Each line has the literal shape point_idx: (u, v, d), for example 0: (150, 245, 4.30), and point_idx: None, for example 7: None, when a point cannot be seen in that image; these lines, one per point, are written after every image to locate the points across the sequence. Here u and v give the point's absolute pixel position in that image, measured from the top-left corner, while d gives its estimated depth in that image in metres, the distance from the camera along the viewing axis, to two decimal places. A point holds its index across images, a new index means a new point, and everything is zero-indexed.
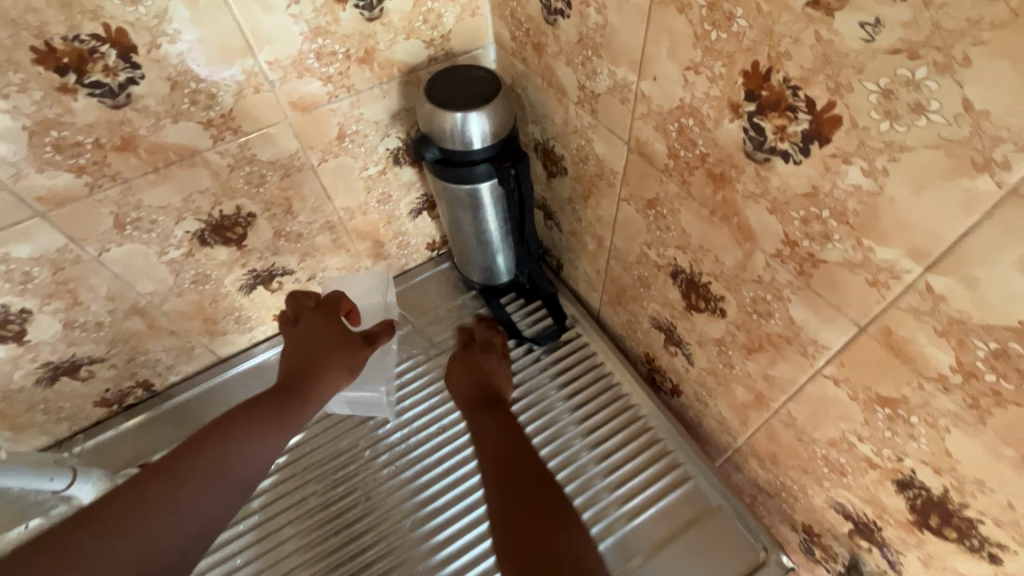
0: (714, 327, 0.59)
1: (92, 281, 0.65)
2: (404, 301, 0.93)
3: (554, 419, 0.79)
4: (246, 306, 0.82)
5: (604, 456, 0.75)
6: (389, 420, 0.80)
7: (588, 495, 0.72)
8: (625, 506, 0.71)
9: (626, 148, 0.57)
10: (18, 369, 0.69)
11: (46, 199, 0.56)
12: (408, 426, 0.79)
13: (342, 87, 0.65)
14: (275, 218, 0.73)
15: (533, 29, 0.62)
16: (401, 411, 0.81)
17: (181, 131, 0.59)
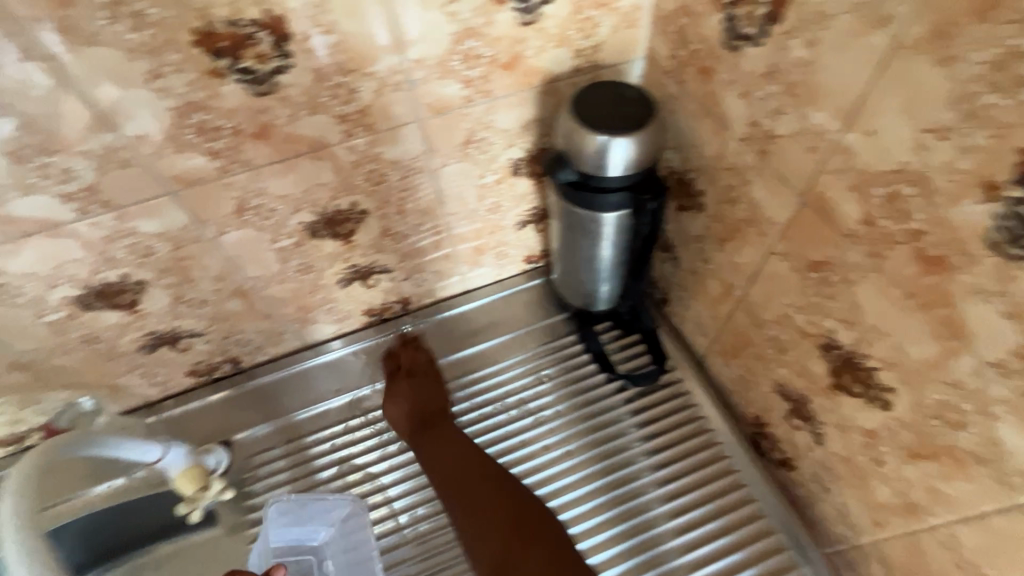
0: (868, 416, 0.51)
1: (205, 260, 0.65)
2: (493, 312, 0.88)
3: (631, 475, 0.73)
4: (340, 298, 0.80)
5: (685, 528, 0.69)
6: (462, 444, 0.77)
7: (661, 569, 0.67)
8: None
9: (799, 200, 0.50)
10: (125, 335, 0.69)
11: (180, 179, 0.55)
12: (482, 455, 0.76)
13: (481, 91, 0.61)
14: (386, 217, 0.71)
15: (703, 51, 0.55)
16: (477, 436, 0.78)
17: (316, 124, 0.56)
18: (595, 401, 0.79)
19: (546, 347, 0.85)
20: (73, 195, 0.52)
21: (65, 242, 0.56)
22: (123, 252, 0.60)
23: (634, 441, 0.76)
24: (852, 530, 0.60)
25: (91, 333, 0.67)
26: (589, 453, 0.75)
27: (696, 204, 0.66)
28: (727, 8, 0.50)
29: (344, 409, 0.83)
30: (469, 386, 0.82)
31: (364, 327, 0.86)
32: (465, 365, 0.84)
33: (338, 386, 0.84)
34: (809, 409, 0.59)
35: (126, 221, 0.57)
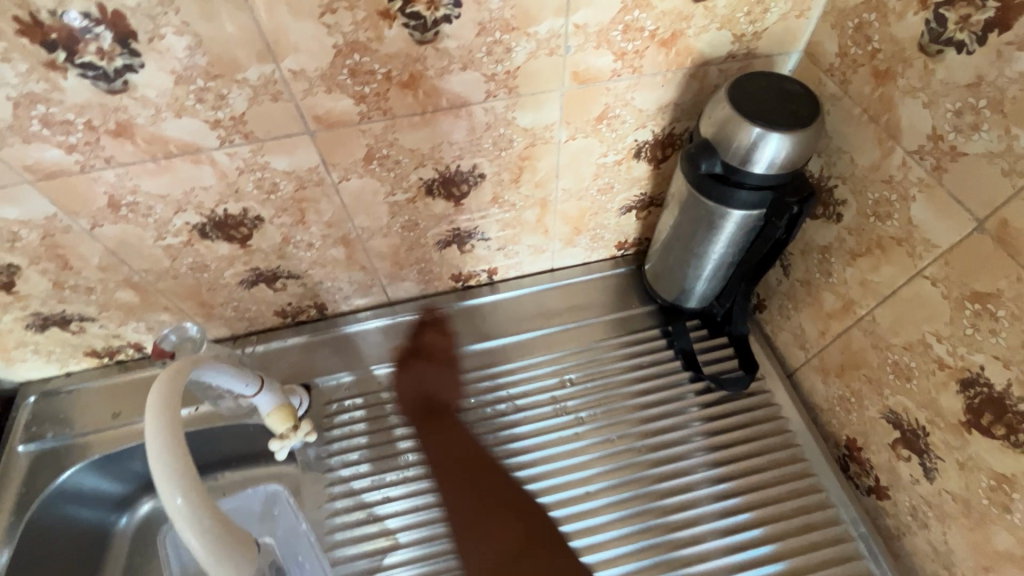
0: (1006, 460, 0.49)
1: (322, 205, 0.65)
2: (578, 294, 0.86)
3: (690, 485, 0.71)
4: (434, 260, 0.79)
5: (739, 547, 0.67)
6: (527, 423, 0.76)
7: None
8: None
9: (974, 225, 0.47)
10: (231, 268, 0.70)
11: (322, 119, 0.55)
12: (538, 439, 0.75)
13: (630, 66, 0.58)
14: (500, 184, 0.69)
15: (885, 52, 0.52)
16: (540, 417, 0.77)
17: (464, 80, 0.55)
18: (640, 410, 0.76)
19: (595, 345, 0.82)
20: (221, 122, 0.52)
21: (201, 169, 0.56)
22: (250, 186, 0.60)
23: (698, 450, 0.73)
24: (947, 569, 0.58)
25: (201, 262, 0.68)
26: (648, 455, 0.73)
27: (832, 213, 0.62)
28: (933, 8, 0.46)
29: (422, 369, 0.81)
30: (532, 367, 0.81)
31: (448, 291, 0.86)
32: (536, 344, 0.83)
33: (417, 345, 0.83)
34: (924, 441, 0.57)
35: (261, 155, 0.57)
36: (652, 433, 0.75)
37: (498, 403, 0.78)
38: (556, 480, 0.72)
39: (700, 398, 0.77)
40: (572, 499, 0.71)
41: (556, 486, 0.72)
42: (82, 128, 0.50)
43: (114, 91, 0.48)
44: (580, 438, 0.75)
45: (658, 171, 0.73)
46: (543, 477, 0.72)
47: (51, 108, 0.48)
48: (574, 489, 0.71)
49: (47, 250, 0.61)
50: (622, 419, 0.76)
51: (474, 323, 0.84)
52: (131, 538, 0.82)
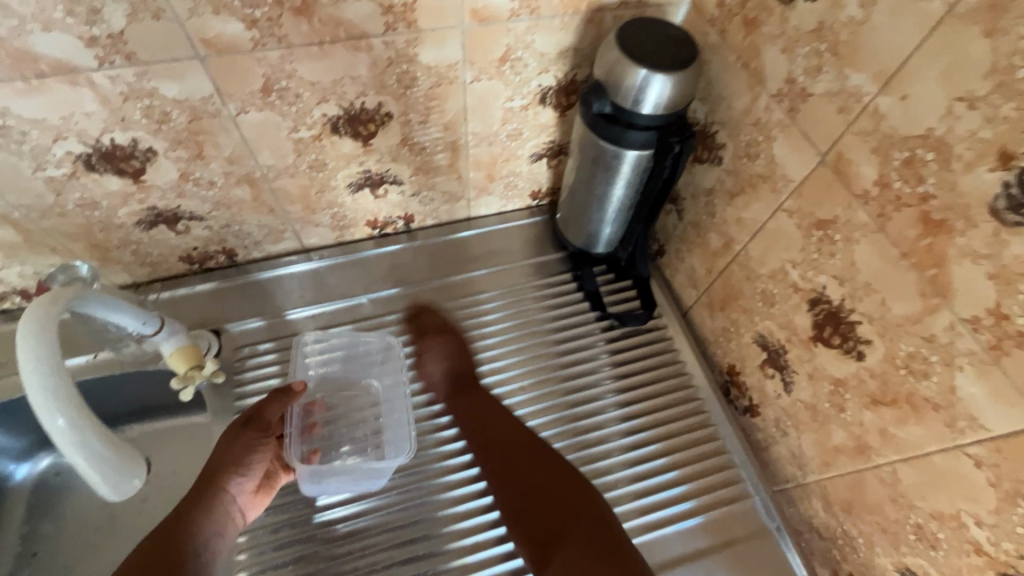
0: (841, 366, 0.57)
1: (220, 139, 0.63)
2: (492, 242, 0.89)
3: (596, 410, 0.77)
4: (346, 205, 0.79)
5: (636, 462, 0.73)
6: None
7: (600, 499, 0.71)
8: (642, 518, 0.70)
9: (818, 160, 0.53)
10: (125, 206, 0.67)
11: (211, 43, 0.54)
12: None
13: (527, 7, 0.61)
14: (408, 125, 0.70)
15: (752, 1, 0.56)
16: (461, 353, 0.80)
17: (361, 9, 0.56)
18: (555, 345, 0.81)
19: (511, 287, 0.86)
20: (98, 39, 0.50)
21: (81, 92, 0.54)
22: (138, 114, 0.57)
23: (605, 379, 0.79)
24: (801, 470, 0.67)
25: (90, 198, 0.65)
26: (563, 385, 0.78)
27: (715, 156, 0.67)
28: None
29: (337, 313, 0.82)
30: (454, 308, 0.83)
31: (364, 238, 0.86)
32: (453, 288, 0.85)
33: (332, 291, 0.83)
34: (784, 359, 0.65)
35: (147, 80, 0.55)
36: (563, 365, 0.80)
37: (424, 340, 0.81)
38: None
39: (607, 334, 0.83)
40: None
41: None
42: None
43: None
44: (496, 373, 0.79)
45: (565, 118, 0.76)
46: None
47: None
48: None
49: None
50: (539, 353, 0.81)
51: (389, 270, 0.85)
52: (31, 493, 0.79)
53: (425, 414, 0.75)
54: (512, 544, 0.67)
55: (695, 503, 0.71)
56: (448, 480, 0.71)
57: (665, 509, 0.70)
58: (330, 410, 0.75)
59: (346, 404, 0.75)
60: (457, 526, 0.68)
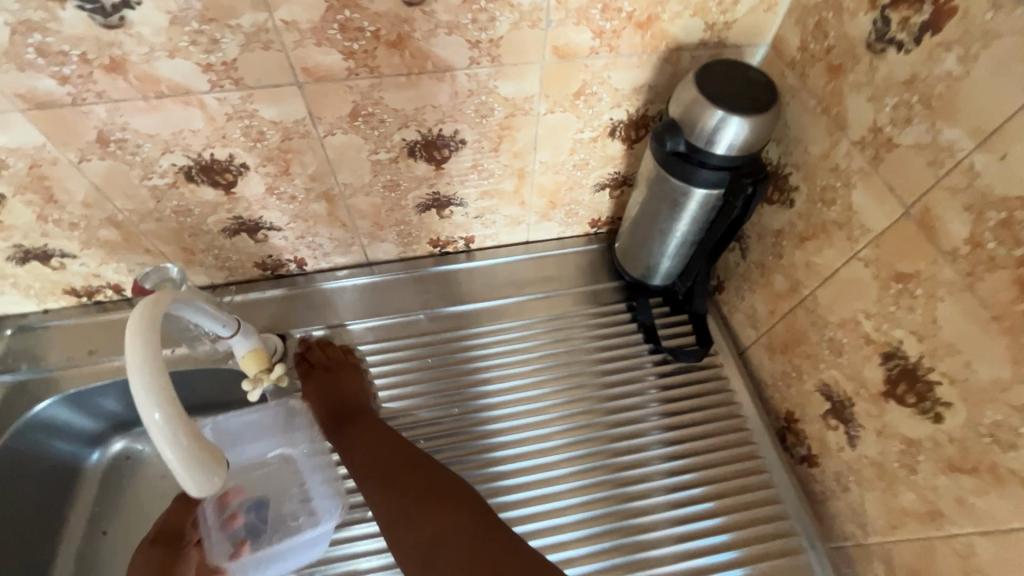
0: (915, 425, 0.54)
1: (307, 157, 0.67)
2: (549, 267, 0.90)
3: (640, 446, 0.76)
4: (413, 223, 0.82)
5: (679, 503, 0.72)
6: (497, 382, 0.80)
7: (637, 538, 0.70)
8: (679, 563, 0.68)
9: (901, 212, 0.52)
10: (214, 215, 0.72)
11: (310, 72, 0.57)
12: (510, 396, 0.79)
13: (607, 46, 0.62)
14: (480, 152, 0.72)
15: (838, 48, 0.56)
16: (511, 377, 0.81)
17: (449, 44, 0.58)
18: (601, 376, 0.81)
19: (564, 314, 0.87)
20: (214, 66, 0.55)
21: (191, 111, 0.58)
22: (238, 132, 0.62)
23: (652, 414, 0.78)
24: (862, 529, 0.64)
25: (185, 206, 0.70)
26: (607, 416, 0.78)
27: (786, 199, 0.67)
28: (880, 9, 0.51)
29: (395, 327, 0.85)
30: (504, 331, 0.85)
31: (425, 256, 0.89)
32: (505, 310, 0.87)
33: (392, 306, 0.86)
34: (850, 411, 0.63)
35: (250, 103, 0.59)
36: (608, 397, 0.79)
37: (475, 360, 0.82)
38: (522, 434, 0.77)
39: (658, 368, 0.82)
40: (536, 454, 0.75)
41: (519, 439, 0.76)
42: (76, 61, 0.52)
43: (110, 26, 0.50)
44: (541, 399, 0.79)
45: (632, 151, 0.77)
46: (509, 432, 0.77)
47: (47, 37, 0.50)
48: (535, 446, 0.76)
49: (33, 181, 0.62)
50: (586, 382, 0.81)
51: (446, 288, 0.88)
52: (102, 476, 0.85)
53: (473, 434, 0.77)
54: None
55: (742, 552, 0.69)
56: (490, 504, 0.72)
57: (706, 556, 0.69)
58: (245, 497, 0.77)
59: (272, 482, 0.78)
60: None
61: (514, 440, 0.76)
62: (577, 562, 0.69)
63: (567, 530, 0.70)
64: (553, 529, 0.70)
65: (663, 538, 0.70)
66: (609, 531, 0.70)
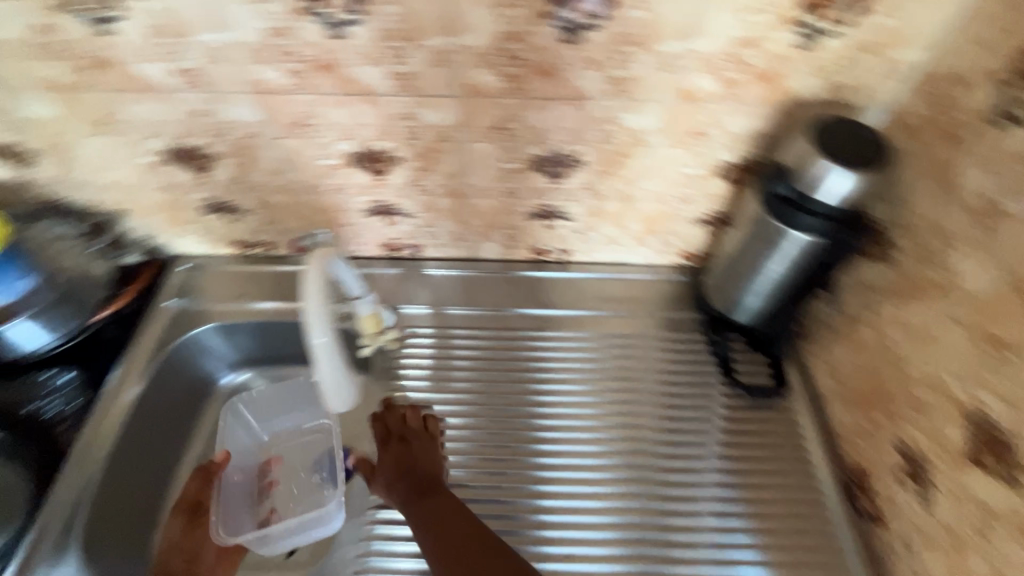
0: (992, 491, 0.55)
1: (448, 158, 0.79)
2: (636, 289, 0.96)
3: (692, 469, 0.79)
4: (520, 229, 0.92)
5: (724, 530, 0.75)
6: (563, 385, 0.87)
7: (674, 553, 0.73)
8: None
9: (1004, 279, 0.54)
10: (361, 196, 0.86)
11: (471, 88, 0.69)
12: (568, 398, 0.86)
13: (729, 94, 0.69)
14: (594, 174, 0.81)
15: (957, 120, 0.59)
16: (572, 382, 0.88)
17: (590, 79, 0.67)
18: (662, 398, 0.86)
19: (638, 335, 0.92)
20: (399, 74, 0.68)
21: (371, 108, 0.72)
22: (401, 130, 0.75)
23: (713, 442, 0.82)
24: None
25: (341, 185, 0.84)
26: (660, 435, 0.83)
27: (885, 255, 0.69)
28: (1005, 88, 0.54)
29: (490, 319, 0.94)
30: (572, 339, 0.92)
31: (522, 260, 0.99)
32: (579, 321, 0.94)
33: (489, 299, 0.96)
34: (924, 471, 0.63)
35: (417, 108, 0.72)
36: (666, 419, 0.84)
37: (540, 360, 0.90)
38: (570, 435, 0.83)
39: (727, 399, 0.85)
40: (582, 453, 0.81)
41: (569, 438, 0.83)
42: (302, 60, 0.66)
43: (335, 36, 0.64)
44: (595, 407, 0.85)
45: (736, 191, 0.82)
46: (561, 430, 0.83)
47: (288, 40, 0.65)
48: (584, 447, 0.82)
49: (239, 148, 0.78)
50: (647, 400, 0.86)
51: (539, 293, 0.96)
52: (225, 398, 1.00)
53: (528, 425, 0.84)
54: (578, 565, 0.73)
55: None
56: (535, 490, 0.78)
57: None
58: (282, 466, 0.92)
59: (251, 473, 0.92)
60: (538, 532, 0.75)
61: (564, 438, 0.83)
62: (611, 560, 0.73)
63: (604, 529, 0.75)
64: (590, 526, 0.76)
65: (700, 558, 0.73)
66: (644, 539, 0.75)
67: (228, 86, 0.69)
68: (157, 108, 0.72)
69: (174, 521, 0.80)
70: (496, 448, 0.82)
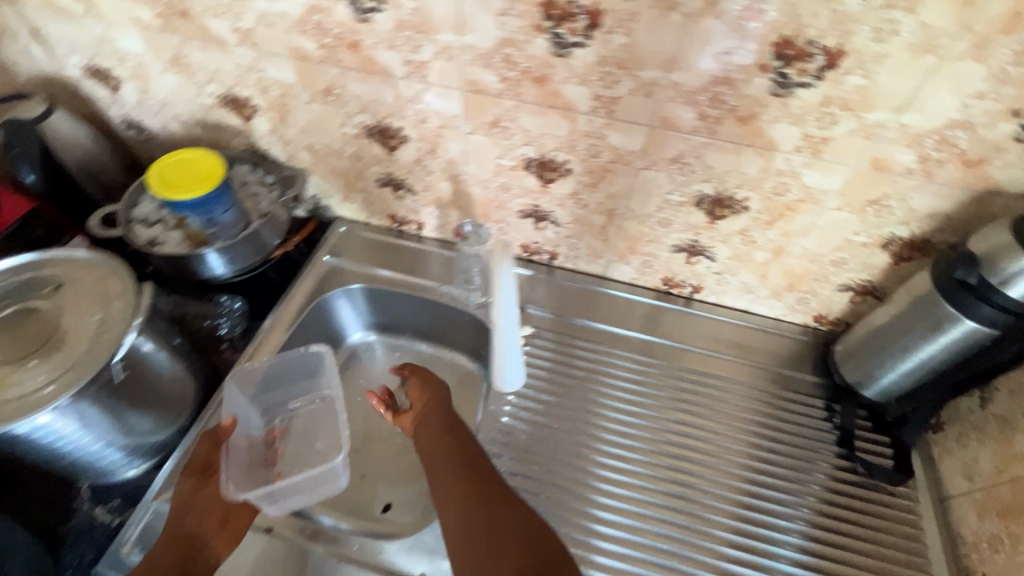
0: None
1: (618, 180, 0.83)
2: (759, 341, 0.98)
3: (760, 523, 0.80)
4: (660, 258, 0.95)
5: None
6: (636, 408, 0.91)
7: None
8: None
9: None
10: (523, 198, 0.92)
11: (665, 121, 0.73)
12: (639, 422, 0.89)
13: (924, 171, 0.69)
14: (754, 221, 0.83)
15: None
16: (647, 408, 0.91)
17: (785, 132, 0.69)
18: (739, 447, 0.87)
19: (741, 384, 0.94)
20: (602, 97, 0.73)
21: (564, 122, 0.77)
22: (584, 147, 0.80)
23: (801, 506, 0.81)
24: None
25: (509, 185, 0.91)
26: (728, 480, 0.84)
27: None
28: None
29: (614, 338, 0.99)
30: (658, 368, 0.95)
31: (649, 288, 1.02)
32: (667, 353, 0.97)
33: (614, 320, 1.00)
34: None
35: (607, 129, 0.76)
36: (753, 469, 0.85)
37: (619, 380, 0.94)
38: (633, 455, 0.86)
39: (833, 469, 0.84)
40: (644, 477, 0.84)
41: (634, 460, 0.85)
42: (519, 70, 0.73)
43: (557, 54, 0.69)
44: (666, 437, 0.88)
45: (894, 268, 0.82)
46: (624, 450, 0.86)
47: (513, 51, 0.71)
48: (647, 472, 0.84)
49: (431, 136, 0.87)
50: (719, 443, 0.87)
51: (664, 324, 1.00)
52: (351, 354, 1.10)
53: (597, 439, 0.87)
54: None
55: None
56: (597, 501, 0.81)
57: None
58: (287, 437, 0.93)
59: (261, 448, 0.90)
60: (594, 540, 0.78)
61: (631, 459, 0.86)
62: None
63: (661, 556, 0.77)
64: (649, 550, 0.77)
65: None
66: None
67: (445, 81, 0.77)
68: (378, 90, 0.82)
69: (188, 481, 0.77)
70: (565, 451, 0.86)
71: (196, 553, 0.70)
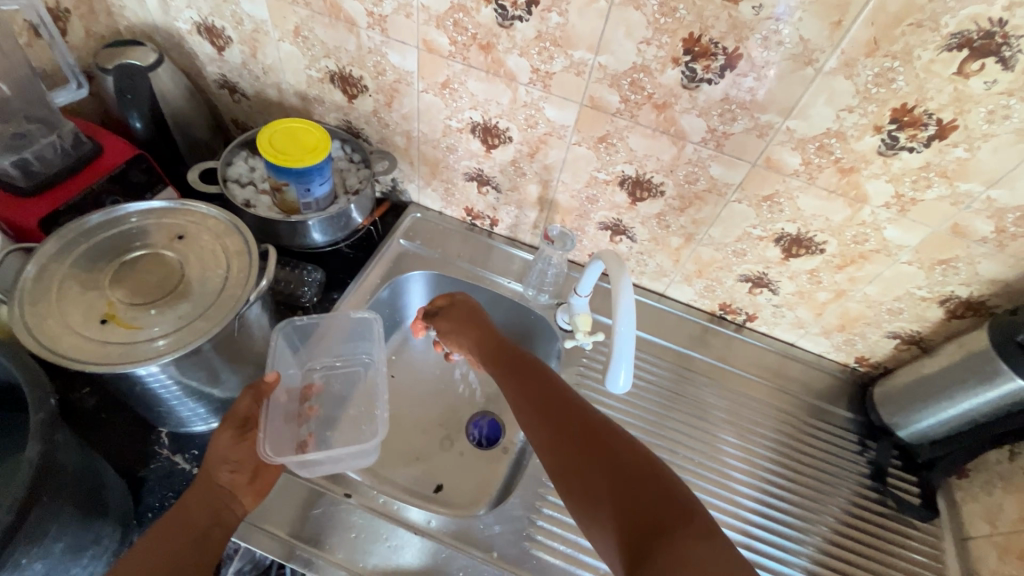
0: None
1: (706, 208, 0.89)
2: (803, 373, 1.04)
3: (773, 529, 0.87)
4: (725, 285, 1.01)
5: None
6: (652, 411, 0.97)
7: None
8: None
9: None
10: (607, 211, 0.97)
11: (770, 161, 0.78)
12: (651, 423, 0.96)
13: (997, 241, 0.76)
14: (826, 264, 0.89)
15: None
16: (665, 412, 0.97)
17: (880, 188, 0.76)
18: (752, 456, 0.95)
19: (760, 400, 1.01)
20: (717, 131, 0.78)
21: (672, 148, 0.82)
22: (683, 173, 0.85)
23: (822, 524, 0.89)
24: None
25: (597, 197, 0.95)
26: (742, 487, 0.91)
27: None
28: None
29: (675, 355, 1.04)
30: (678, 375, 1.02)
31: (705, 312, 1.08)
32: (687, 363, 1.04)
33: (671, 336, 1.06)
34: None
35: (712, 160, 0.82)
36: (780, 485, 0.92)
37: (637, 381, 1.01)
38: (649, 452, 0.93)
39: (858, 497, 0.92)
40: None
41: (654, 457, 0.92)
42: (644, 94, 0.77)
43: (687, 86, 0.74)
44: (683, 441, 0.95)
45: (945, 323, 0.89)
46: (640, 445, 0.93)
47: (643, 77, 0.76)
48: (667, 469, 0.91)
49: (535, 141, 0.91)
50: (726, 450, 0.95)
51: (719, 346, 1.06)
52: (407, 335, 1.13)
53: None
54: None
55: None
56: None
57: None
58: (323, 396, 0.91)
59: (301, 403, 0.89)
60: None
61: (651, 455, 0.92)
62: None
63: None
64: None
65: None
66: None
67: (568, 93, 0.81)
68: (497, 91, 0.86)
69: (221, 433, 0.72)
70: None
71: (225, 504, 0.68)
